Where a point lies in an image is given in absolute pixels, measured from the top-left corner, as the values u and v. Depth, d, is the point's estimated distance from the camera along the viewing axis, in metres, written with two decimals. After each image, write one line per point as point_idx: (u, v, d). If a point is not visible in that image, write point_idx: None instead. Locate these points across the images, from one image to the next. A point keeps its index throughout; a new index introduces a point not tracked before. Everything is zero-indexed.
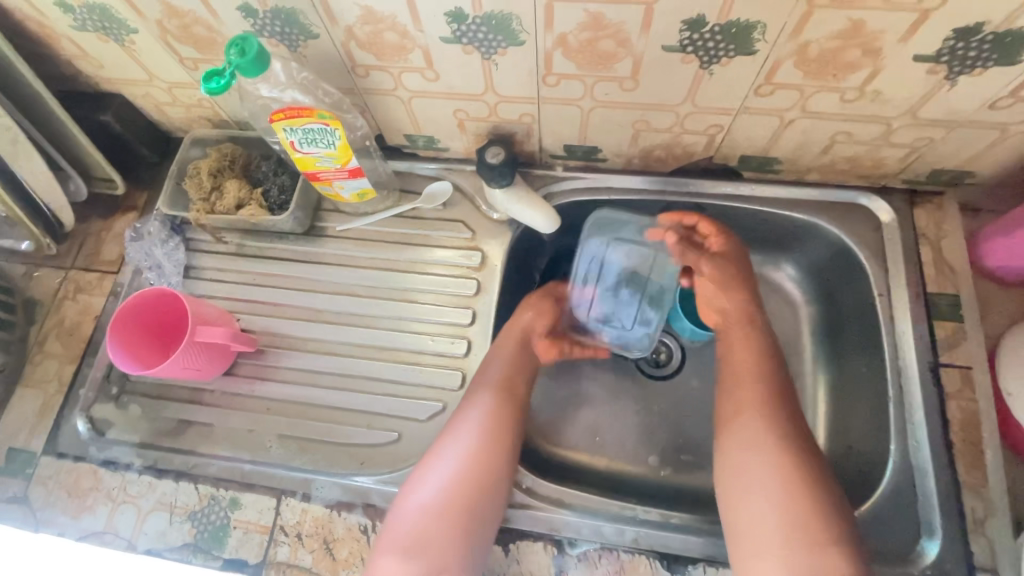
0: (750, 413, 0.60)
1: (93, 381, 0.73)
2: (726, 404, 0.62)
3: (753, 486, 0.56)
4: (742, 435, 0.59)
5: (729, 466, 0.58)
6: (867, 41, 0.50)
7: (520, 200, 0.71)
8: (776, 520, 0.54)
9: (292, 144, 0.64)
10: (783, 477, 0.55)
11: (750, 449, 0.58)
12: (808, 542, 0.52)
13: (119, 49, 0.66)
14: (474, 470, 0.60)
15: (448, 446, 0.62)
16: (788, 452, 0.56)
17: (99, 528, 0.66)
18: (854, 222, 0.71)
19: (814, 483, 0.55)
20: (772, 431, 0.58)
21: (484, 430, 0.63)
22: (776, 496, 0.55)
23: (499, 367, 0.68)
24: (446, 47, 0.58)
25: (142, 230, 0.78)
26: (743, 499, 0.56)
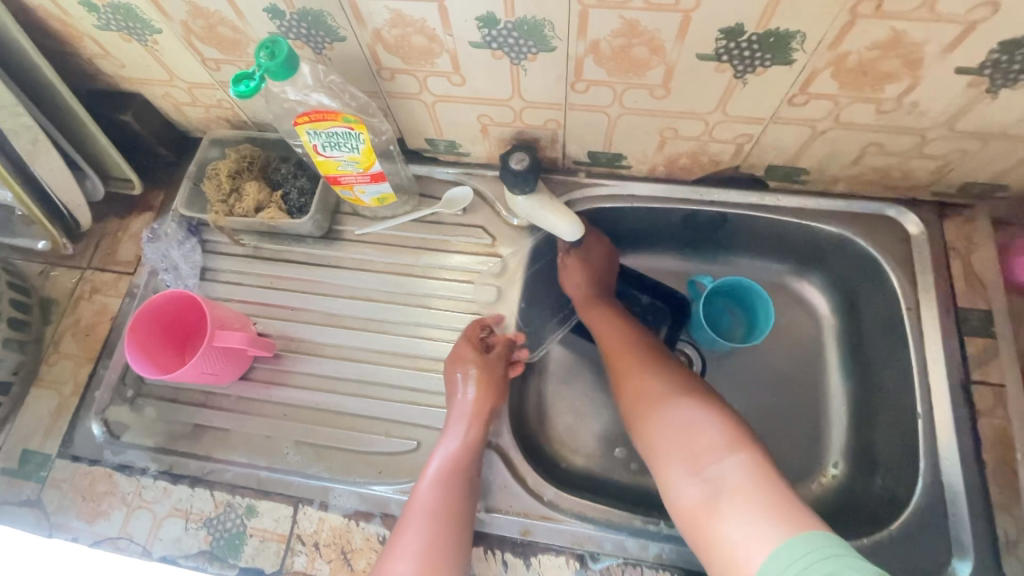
0: (624, 352, 0.67)
1: (108, 384, 0.72)
2: (613, 347, 0.68)
3: (648, 406, 0.60)
4: (630, 368, 0.65)
5: (627, 404, 0.63)
6: (909, 52, 0.49)
7: (543, 207, 0.70)
8: (669, 431, 0.57)
9: (316, 147, 0.63)
10: (664, 390, 0.60)
11: (637, 377, 0.63)
12: (701, 424, 0.56)
13: (142, 49, 0.65)
14: (455, 523, 0.57)
15: (421, 503, 0.58)
16: (662, 377, 0.62)
17: (113, 533, 0.65)
18: (882, 234, 0.70)
19: (689, 388, 0.60)
20: (642, 358, 0.65)
21: (454, 473, 0.60)
22: (665, 410, 0.59)
23: (472, 423, 0.63)
24: (475, 51, 0.57)
25: (159, 231, 0.77)
26: (642, 426, 0.60)
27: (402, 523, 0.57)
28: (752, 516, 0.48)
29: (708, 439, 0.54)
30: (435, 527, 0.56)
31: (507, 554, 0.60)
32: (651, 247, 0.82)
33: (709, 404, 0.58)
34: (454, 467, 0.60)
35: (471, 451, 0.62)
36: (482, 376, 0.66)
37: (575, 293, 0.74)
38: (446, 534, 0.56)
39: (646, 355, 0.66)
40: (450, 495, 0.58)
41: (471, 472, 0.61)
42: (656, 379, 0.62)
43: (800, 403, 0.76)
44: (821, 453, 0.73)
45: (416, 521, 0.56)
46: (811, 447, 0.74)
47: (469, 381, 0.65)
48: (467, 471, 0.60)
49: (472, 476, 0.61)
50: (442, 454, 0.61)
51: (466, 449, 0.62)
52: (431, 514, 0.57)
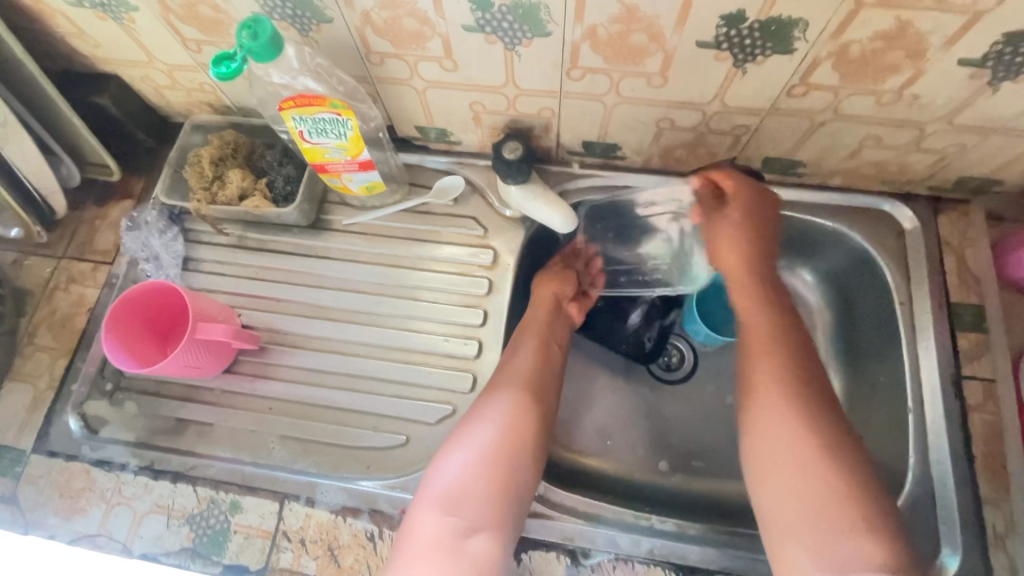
0: (772, 397, 0.56)
1: (86, 377, 0.70)
2: (758, 380, 0.58)
3: (788, 466, 0.52)
4: (769, 404, 0.56)
5: (758, 453, 0.55)
6: (912, 42, 0.48)
7: (536, 198, 0.69)
8: (797, 503, 0.50)
9: (302, 133, 0.61)
10: (826, 472, 0.50)
11: (774, 428, 0.54)
12: (845, 526, 0.48)
13: (118, 28, 0.62)
14: (533, 424, 0.59)
15: (493, 401, 0.60)
16: (823, 443, 0.52)
17: (92, 530, 0.63)
18: (877, 228, 0.69)
19: (844, 464, 0.51)
20: (800, 405, 0.54)
21: (531, 379, 0.62)
22: (817, 492, 0.50)
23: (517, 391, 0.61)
24: (468, 35, 0.55)
25: (140, 220, 0.74)
26: (775, 488, 0.52)
27: (474, 413, 0.59)
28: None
29: (860, 550, 0.47)
30: (514, 425, 0.58)
31: None
32: None
33: (867, 504, 0.49)
34: (532, 369, 0.63)
35: (546, 354, 0.66)
36: (560, 283, 0.71)
37: (728, 254, 0.64)
38: (525, 437, 0.58)
39: (803, 405, 0.55)
40: (527, 400, 0.60)
41: (546, 377, 0.64)
42: (810, 450, 0.52)
43: None
44: None
45: (488, 415, 0.58)
46: None
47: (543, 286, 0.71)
48: (542, 379, 0.63)
49: (543, 383, 0.63)
50: (524, 353, 0.65)
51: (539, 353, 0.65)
52: (502, 412, 0.59)
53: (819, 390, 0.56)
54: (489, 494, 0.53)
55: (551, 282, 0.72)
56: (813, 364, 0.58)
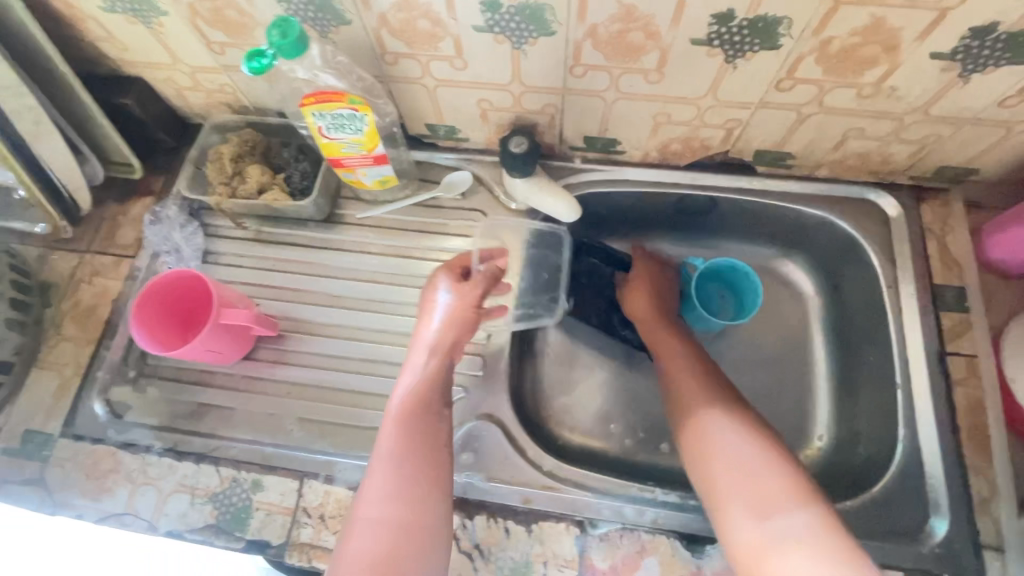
0: (696, 393, 0.64)
1: (110, 364, 0.73)
2: (676, 383, 0.66)
3: (721, 445, 0.58)
4: (697, 397, 0.63)
5: (687, 445, 0.61)
6: (887, 38, 0.52)
7: (541, 189, 0.73)
8: (739, 471, 0.56)
9: (321, 129, 0.65)
10: (737, 435, 0.59)
11: (703, 415, 0.61)
12: (777, 479, 0.55)
13: (147, 32, 0.66)
14: (430, 451, 0.57)
15: (383, 447, 0.56)
16: (731, 415, 0.61)
17: (118, 509, 0.66)
18: (863, 216, 0.73)
19: (765, 436, 0.59)
20: (717, 396, 0.63)
21: (417, 414, 0.58)
22: (737, 452, 0.57)
23: (401, 431, 0.57)
24: (478, 35, 0.59)
25: (161, 214, 0.78)
26: (710, 474, 0.58)
27: (373, 464, 0.56)
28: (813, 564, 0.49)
29: (777, 490, 0.54)
30: (408, 470, 0.55)
31: (509, 521, 0.62)
32: (645, 231, 0.85)
33: (778, 454, 0.57)
34: (419, 405, 0.59)
35: (436, 385, 0.60)
36: (452, 313, 0.63)
37: (636, 308, 0.76)
38: (422, 478, 0.55)
39: (719, 396, 0.63)
40: (416, 442, 0.57)
41: (434, 411, 0.59)
42: (724, 421, 0.60)
43: (787, 380, 0.79)
44: (807, 426, 0.76)
45: (380, 467, 0.56)
46: (798, 422, 0.76)
47: (433, 317, 0.63)
48: (429, 413, 0.58)
49: (436, 401, 0.60)
50: (405, 391, 0.59)
51: (429, 381, 0.60)
52: (397, 451, 0.56)
53: (722, 381, 0.65)
54: (402, 539, 0.53)
55: (447, 314, 0.63)
56: (714, 372, 0.67)
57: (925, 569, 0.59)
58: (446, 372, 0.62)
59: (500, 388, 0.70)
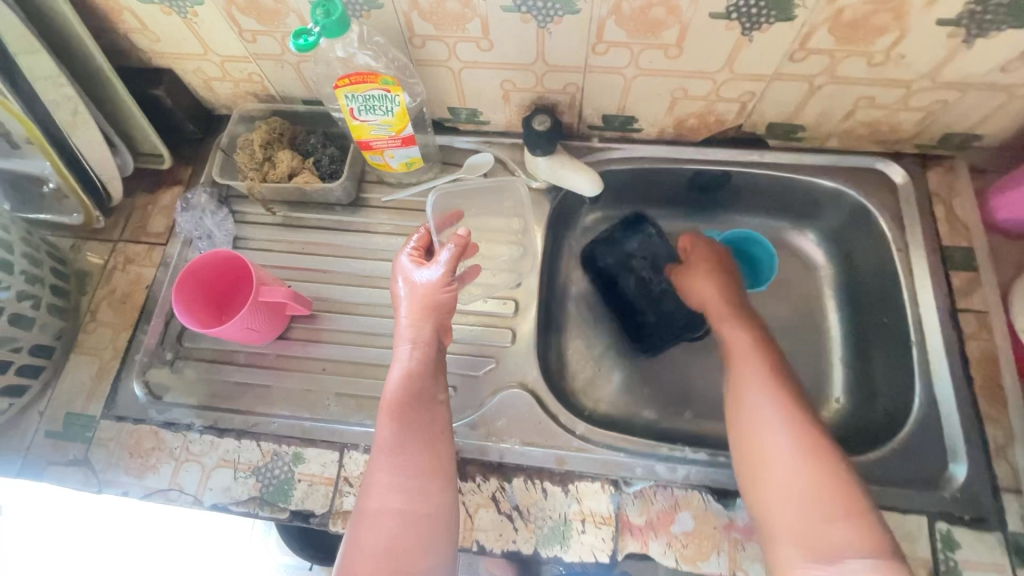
0: (763, 405, 0.61)
1: (147, 348, 0.75)
2: (746, 402, 0.62)
3: (784, 471, 0.56)
4: (763, 415, 0.60)
5: (745, 469, 0.59)
6: (897, 5, 0.55)
7: (563, 166, 0.75)
8: (799, 505, 0.55)
9: (353, 111, 0.67)
10: (808, 470, 0.56)
11: (766, 436, 0.59)
12: (837, 517, 0.53)
13: (182, 22, 0.69)
14: (423, 439, 0.57)
15: (382, 442, 0.57)
16: (803, 445, 0.57)
17: (163, 486, 0.67)
18: (872, 185, 0.76)
19: (832, 465, 0.56)
20: (783, 412, 0.60)
21: (409, 405, 0.58)
22: (806, 492, 0.55)
23: (395, 426, 0.57)
24: (506, 15, 0.62)
25: (192, 201, 0.80)
26: (766, 498, 0.56)
27: (375, 458, 0.57)
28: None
29: (844, 536, 0.52)
30: (409, 462, 0.56)
31: (546, 483, 0.64)
32: (660, 208, 0.88)
33: (849, 495, 0.54)
34: (410, 399, 0.58)
35: (425, 373, 0.60)
36: (424, 301, 0.61)
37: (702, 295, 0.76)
38: (423, 467, 0.56)
39: (789, 413, 0.60)
40: (413, 434, 0.57)
41: (426, 401, 0.59)
42: (791, 449, 0.57)
43: (803, 346, 0.81)
44: (824, 389, 0.79)
45: (380, 461, 0.56)
46: (815, 385, 0.79)
47: (408, 309, 0.62)
48: (422, 404, 0.59)
49: (427, 389, 0.59)
50: (394, 384, 0.59)
51: (418, 372, 0.60)
52: (393, 444, 0.57)
53: (797, 401, 0.61)
54: (404, 528, 0.54)
55: (417, 304, 0.62)
56: (787, 382, 0.63)
57: (948, 512, 0.61)
58: (432, 360, 0.61)
59: (531, 359, 0.73)
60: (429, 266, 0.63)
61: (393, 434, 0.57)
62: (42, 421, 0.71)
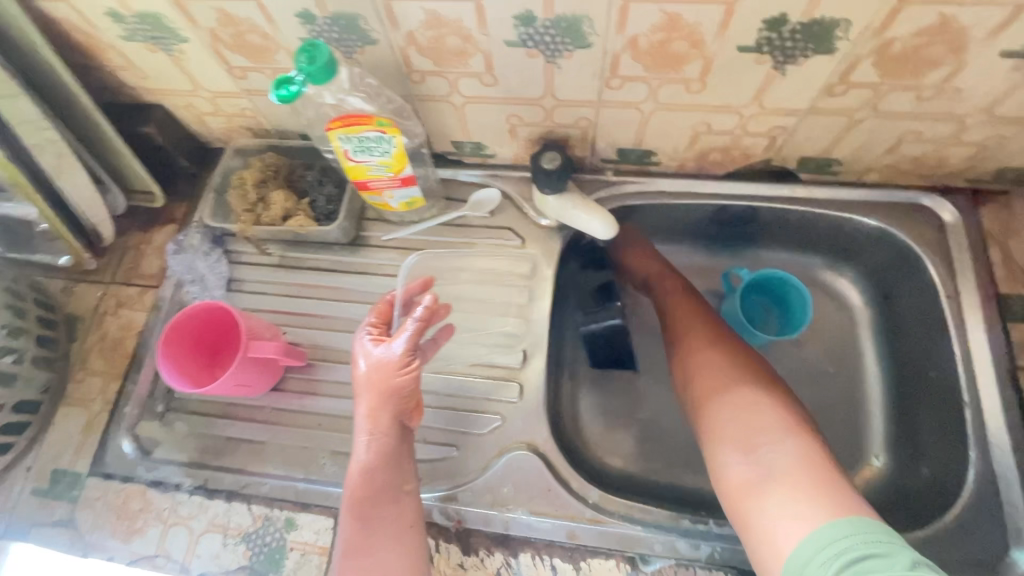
0: (693, 327, 0.67)
1: (137, 399, 0.71)
2: (678, 327, 0.68)
3: (716, 375, 0.61)
4: (698, 341, 0.65)
5: (687, 381, 0.63)
6: (954, 37, 0.49)
7: (575, 206, 0.69)
8: (730, 396, 0.58)
9: (347, 152, 0.63)
10: (742, 373, 0.60)
11: (700, 349, 0.64)
12: (763, 405, 0.57)
13: (168, 60, 0.65)
14: (390, 537, 0.53)
15: (345, 542, 0.53)
16: (732, 361, 0.62)
17: (150, 551, 0.64)
18: (917, 223, 0.69)
19: (754, 368, 0.61)
20: (712, 333, 0.66)
21: (371, 501, 0.54)
22: (735, 388, 0.59)
23: (356, 523, 0.53)
24: (511, 50, 0.56)
25: (184, 242, 0.76)
26: (704, 399, 0.60)
27: (347, 561, 0.52)
28: (791, 498, 0.50)
29: (770, 422, 0.55)
30: (378, 562, 0.52)
31: (556, 558, 0.59)
32: (681, 242, 0.82)
33: (779, 398, 0.58)
34: (371, 495, 0.54)
35: (386, 466, 0.55)
36: (381, 386, 0.55)
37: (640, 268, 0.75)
38: (396, 568, 0.52)
39: (718, 333, 0.66)
40: (380, 533, 0.53)
41: (391, 494, 0.54)
42: (721, 358, 0.62)
43: (838, 397, 0.75)
44: (862, 445, 0.72)
45: (346, 565, 0.52)
46: (852, 439, 0.72)
47: (364, 394, 0.56)
48: (387, 498, 0.54)
49: (391, 481, 0.55)
50: (354, 480, 0.54)
51: (377, 466, 0.55)
52: (358, 542, 0.53)
53: (723, 329, 0.67)
54: None
55: (375, 389, 0.56)
56: (715, 317, 0.69)
57: None
58: (392, 448, 0.56)
59: (541, 414, 0.67)
60: (386, 345, 0.57)
61: (358, 531, 0.53)
62: (28, 477, 0.68)
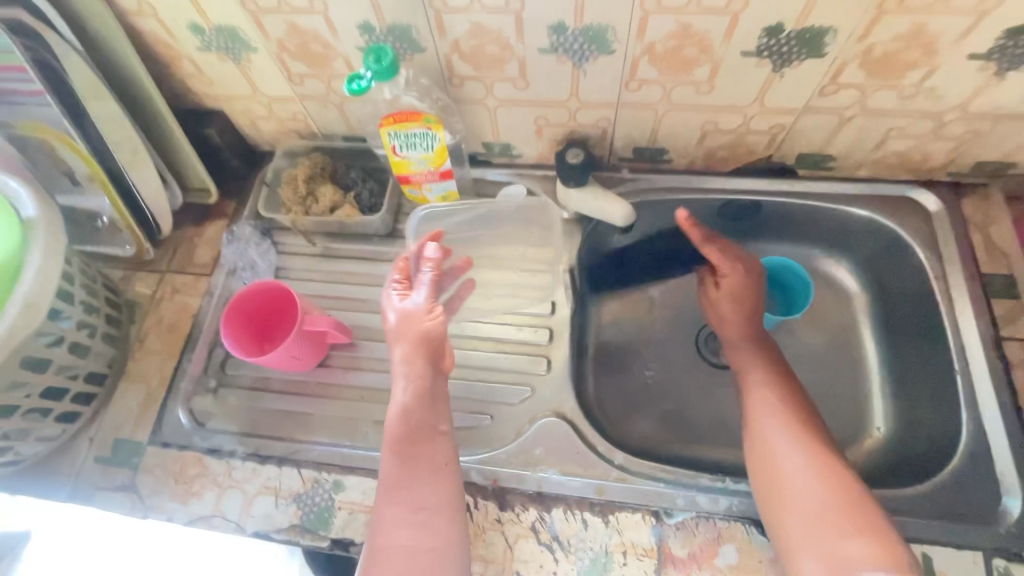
0: (776, 426, 0.64)
1: (192, 376, 0.77)
2: (756, 423, 0.65)
3: (798, 486, 0.58)
4: (779, 443, 0.62)
5: (762, 479, 0.61)
6: (928, 42, 0.57)
7: (595, 198, 0.77)
8: (814, 510, 0.56)
9: (395, 147, 0.70)
10: (826, 487, 0.57)
11: (781, 453, 0.61)
12: (852, 531, 0.54)
13: (235, 68, 0.73)
14: (426, 474, 0.59)
15: (386, 478, 0.59)
16: (810, 458, 0.60)
17: (206, 512, 0.68)
18: (905, 213, 0.77)
19: (842, 481, 0.58)
20: (800, 436, 0.62)
21: (409, 441, 0.60)
22: (818, 503, 0.57)
23: (395, 462, 0.59)
24: (543, 57, 0.65)
25: (236, 233, 0.83)
26: (781, 503, 0.58)
27: (384, 495, 0.58)
28: None
29: (859, 550, 0.52)
30: (415, 496, 0.58)
31: (586, 513, 0.64)
32: None
33: (868, 521, 0.54)
34: (409, 435, 0.60)
35: (422, 407, 0.61)
36: (410, 333, 0.61)
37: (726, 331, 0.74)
38: (430, 501, 0.58)
39: (806, 437, 0.62)
40: (417, 470, 0.59)
41: (426, 433, 0.60)
42: (802, 464, 0.60)
43: (839, 375, 0.81)
44: (864, 417, 0.78)
45: (384, 496, 0.59)
46: (854, 413, 0.78)
47: (398, 342, 0.61)
48: (424, 437, 0.60)
49: (426, 421, 0.61)
50: (394, 420, 0.60)
51: (413, 407, 0.60)
52: (397, 479, 0.59)
53: (808, 421, 0.64)
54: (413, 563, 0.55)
55: (406, 336, 0.61)
56: (810, 417, 0.65)
57: (1004, 548, 0.60)
58: (427, 391, 0.61)
59: (567, 386, 0.73)
60: (414, 295, 0.63)
61: (396, 478, 0.59)
62: (91, 447, 0.73)
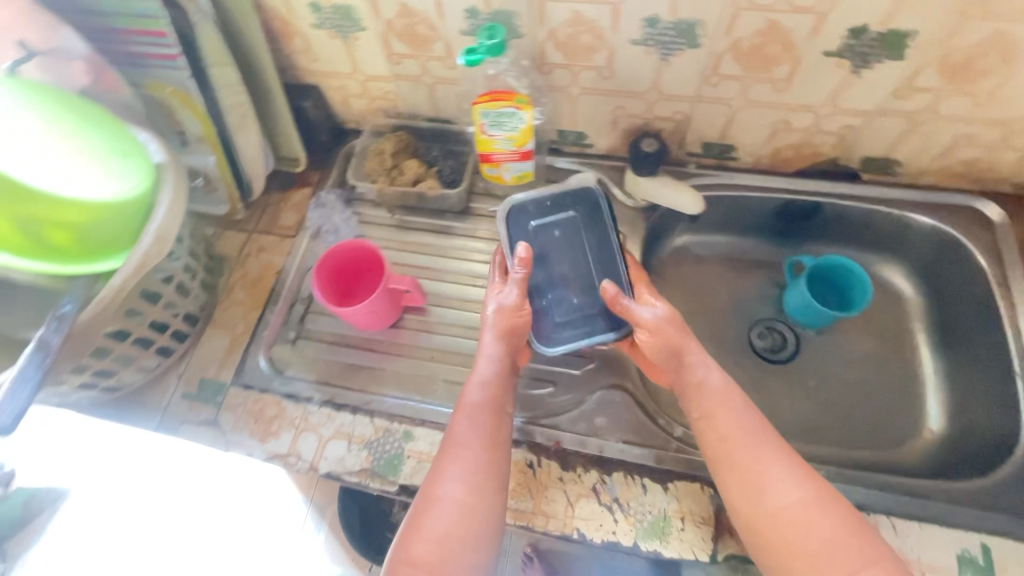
0: (757, 452, 0.59)
1: (274, 326, 0.82)
2: (734, 449, 0.60)
3: (794, 517, 0.55)
4: (764, 475, 0.57)
5: (754, 513, 0.56)
6: (1006, 49, 0.60)
7: (665, 186, 0.80)
8: (814, 543, 0.54)
9: (483, 126, 0.75)
10: (820, 512, 0.55)
11: (771, 483, 0.57)
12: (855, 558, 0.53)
13: (343, 45, 0.80)
14: (492, 445, 0.62)
15: (458, 437, 0.61)
16: (799, 484, 0.57)
17: (283, 450, 0.72)
18: (968, 220, 0.79)
19: (832, 505, 0.56)
20: (783, 461, 0.58)
21: (488, 409, 0.64)
22: (817, 533, 0.54)
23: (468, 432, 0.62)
24: (632, 48, 0.70)
25: (323, 199, 0.91)
26: (783, 538, 0.55)
27: (445, 449, 0.61)
28: None
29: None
30: (472, 457, 0.60)
31: (645, 478, 0.67)
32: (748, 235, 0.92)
33: (867, 547, 0.53)
34: (489, 405, 0.64)
35: (505, 384, 0.66)
36: (509, 326, 0.68)
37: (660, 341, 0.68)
38: (488, 465, 0.60)
39: (790, 459, 0.59)
40: (483, 433, 0.62)
41: (500, 407, 0.65)
42: (793, 496, 0.56)
43: (894, 376, 0.82)
44: (917, 417, 0.79)
45: (453, 451, 0.60)
46: (907, 413, 0.79)
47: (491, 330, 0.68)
48: (497, 412, 0.64)
49: (502, 400, 0.65)
50: (476, 391, 0.65)
51: (496, 381, 0.66)
52: (466, 441, 0.61)
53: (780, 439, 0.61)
54: (463, 515, 0.57)
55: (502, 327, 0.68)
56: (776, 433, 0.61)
57: None
58: (507, 374, 0.67)
59: (628, 361, 0.77)
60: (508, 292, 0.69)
61: (464, 440, 0.61)
62: (180, 383, 0.78)
